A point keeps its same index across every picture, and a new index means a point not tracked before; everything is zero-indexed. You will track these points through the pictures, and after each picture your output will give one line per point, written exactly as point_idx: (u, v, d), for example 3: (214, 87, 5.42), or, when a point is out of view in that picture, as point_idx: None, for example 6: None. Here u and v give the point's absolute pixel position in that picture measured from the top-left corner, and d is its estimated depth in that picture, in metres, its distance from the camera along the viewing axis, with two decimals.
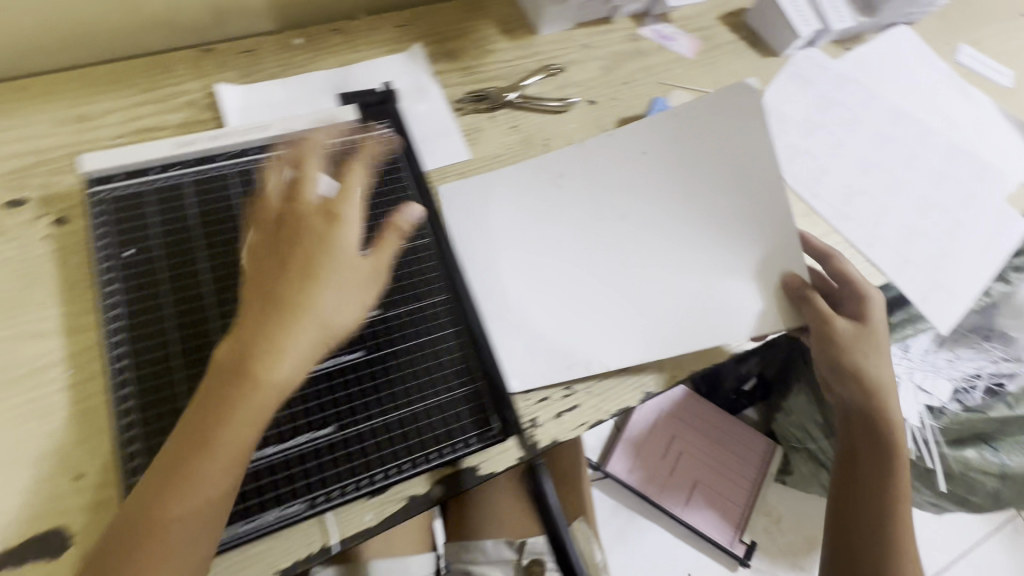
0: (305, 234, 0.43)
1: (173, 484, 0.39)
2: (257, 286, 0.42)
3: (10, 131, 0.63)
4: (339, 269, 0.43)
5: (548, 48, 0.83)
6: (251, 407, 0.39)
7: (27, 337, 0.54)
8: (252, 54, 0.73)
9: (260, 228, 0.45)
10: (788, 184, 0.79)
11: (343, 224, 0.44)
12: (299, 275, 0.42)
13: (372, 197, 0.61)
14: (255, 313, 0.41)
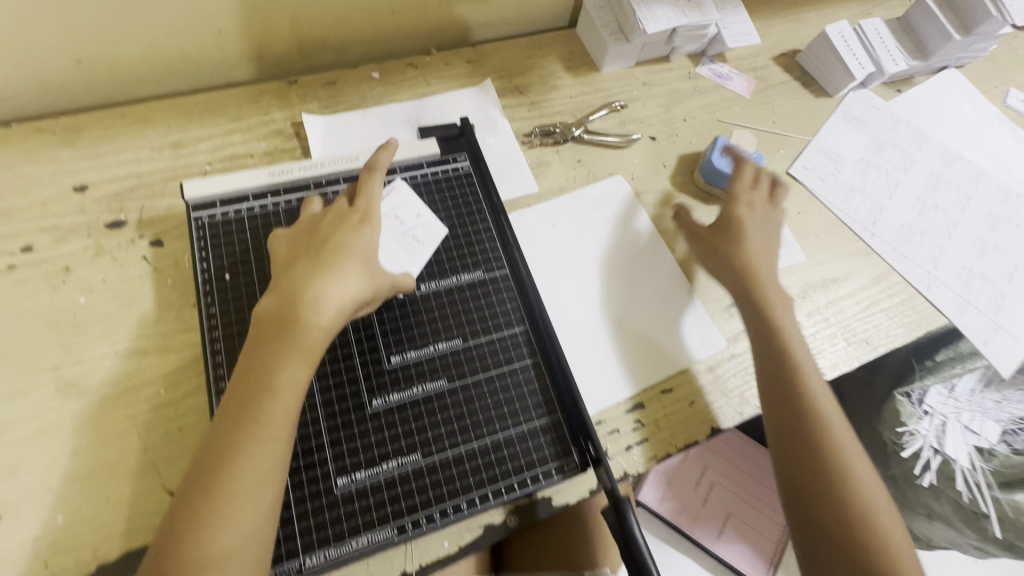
0: (329, 230, 0.52)
1: (240, 427, 0.43)
2: (291, 259, 0.51)
3: (111, 155, 0.67)
4: (346, 243, 0.51)
5: (610, 85, 0.86)
6: (298, 345, 0.46)
7: (125, 354, 0.57)
8: (333, 87, 0.77)
9: (292, 229, 0.54)
10: (846, 223, 0.80)
11: (350, 222, 0.53)
12: (314, 259, 0.50)
13: (453, 228, 0.63)
14: (298, 273, 0.49)
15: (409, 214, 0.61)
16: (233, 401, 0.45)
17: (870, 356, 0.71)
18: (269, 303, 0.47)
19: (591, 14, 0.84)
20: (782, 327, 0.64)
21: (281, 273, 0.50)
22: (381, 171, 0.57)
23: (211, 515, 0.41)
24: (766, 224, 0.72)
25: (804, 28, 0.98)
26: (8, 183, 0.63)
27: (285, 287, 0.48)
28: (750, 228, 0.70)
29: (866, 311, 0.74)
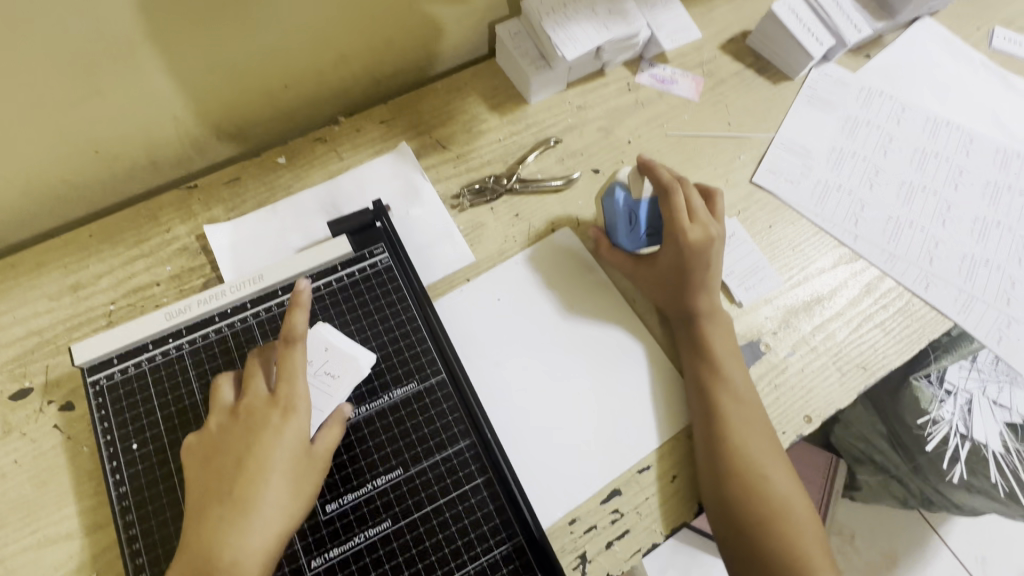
0: (244, 453, 0.44)
1: None
2: (211, 492, 0.43)
3: (7, 313, 0.62)
4: (272, 467, 0.44)
5: (541, 117, 0.78)
6: None
7: (48, 542, 0.53)
8: (236, 184, 0.70)
9: (207, 435, 0.46)
10: (824, 229, 0.72)
11: (267, 438, 0.45)
12: (227, 500, 0.43)
13: (379, 339, 0.57)
14: (217, 515, 0.42)
15: (316, 351, 0.55)
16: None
17: (869, 383, 0.64)
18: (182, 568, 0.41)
19: (505, 43, 0.76)
20: (728, 393, 0.59)
21: (195, 517, 0.43)
22: (298, 341, 0.48)
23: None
24: (711, 269, 0.62)
25: (750, 3, 0.87)
26: None
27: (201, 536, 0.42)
28: (696, 277, 0.62)
29: (857, 331, 0.66)
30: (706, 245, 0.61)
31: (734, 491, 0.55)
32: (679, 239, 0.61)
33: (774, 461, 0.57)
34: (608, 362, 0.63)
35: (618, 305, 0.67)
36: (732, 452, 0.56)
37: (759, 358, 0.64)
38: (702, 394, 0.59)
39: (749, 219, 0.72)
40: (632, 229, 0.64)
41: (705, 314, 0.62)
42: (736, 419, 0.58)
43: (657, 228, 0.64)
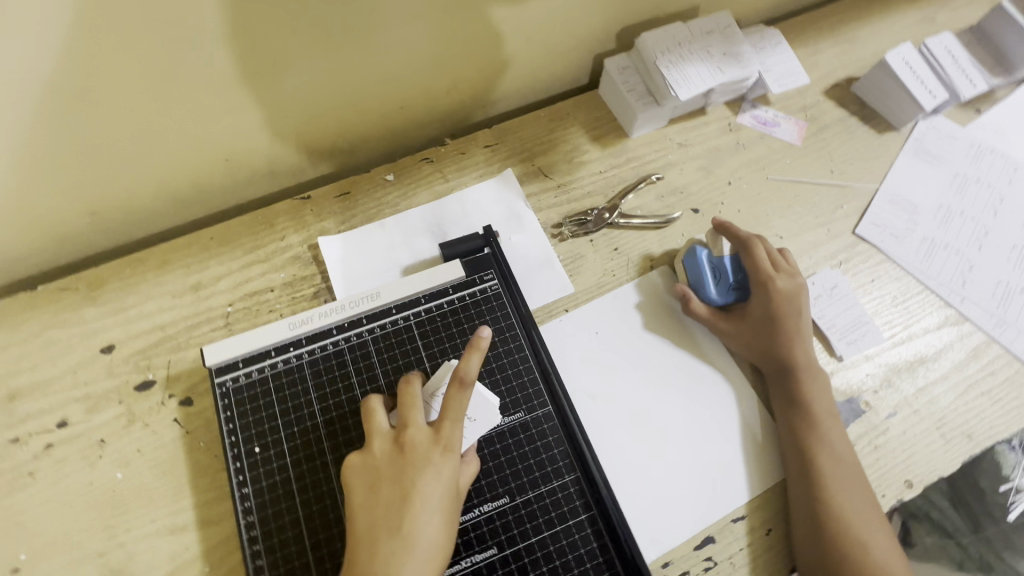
0: (409, 490, 0.45)
1: None
2: (375, 526, 0.44)
3: (134, 306, 0.65)
4: (432, 505, 0.45)
5: (641, 152, 0.78)
6: None
7: (165, 531, 0.55)
8: (347, 197, 0.73)
9: (366, 465, 0.46)
10: (930, 288, 0.70)
11: (429, 477, 0.45)
12: (396, 537, 0.43)
13: (487, 365, 0.58)
14: (385, 551, 0.43)
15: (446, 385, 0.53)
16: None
17: (974, 454, 0.62)
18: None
19: (613, 77, 0.76)
20: (832, 451, 0.58)
21: (363, 545, 0.43)
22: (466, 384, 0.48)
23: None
24: (802, 316, 0.63)
25: (856, 50, 0.87)
26: (39, 350, 0.62)
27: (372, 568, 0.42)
28: (790, 332, 0.62)
29: (963, 397, 0.65)
30: (796, 293, 0.63)
31: (849, 554, 0.54)
32: (771, 287, 0.63)
33: (881, 537, 0.55)
34: (704, 407, 0.63)
35: (715, 349, 0.66)
36: (841, 514, 0.55)
37: (859, 416, 0.63)
38: (807, 456, 0.58)
39: (851, 271, 0.71)
40: (719, 282, 0.66)
41: (803, 377, 0.61)
42: (842, 493, 0.56)
43: (743, 283, 0.66)
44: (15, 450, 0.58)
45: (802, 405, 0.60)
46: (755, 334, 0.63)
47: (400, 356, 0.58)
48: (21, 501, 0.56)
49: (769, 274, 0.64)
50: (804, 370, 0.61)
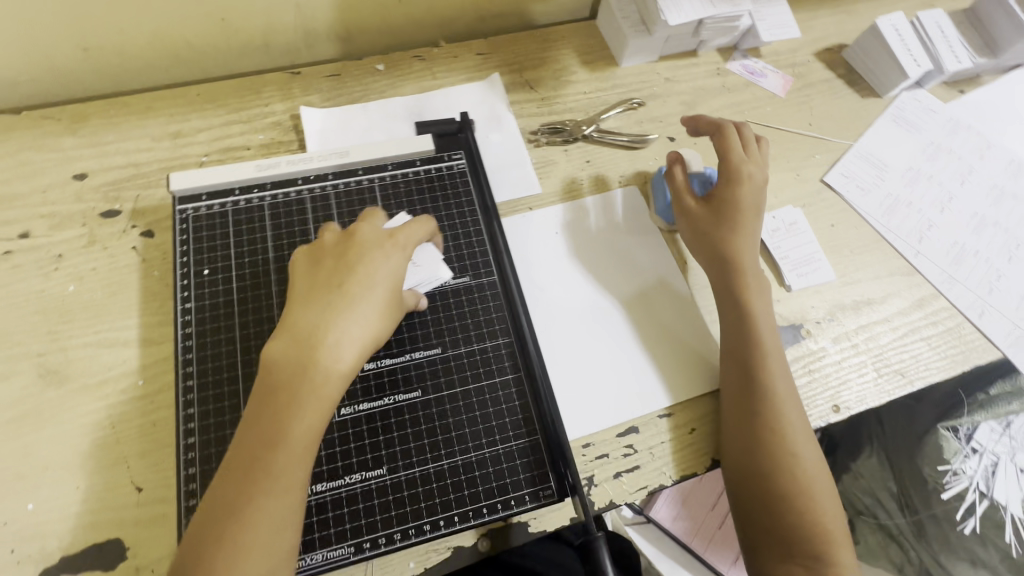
0: (356, 263, 0.46)
1: (252, 470, 0.40)
2: (314, 292, 0.45)
3: (113, 144, 0.67)
4: (375, 278, 0.46)
5: (628, 81, 0.80)
6: (320, 390, 0.42)
7: (106, 344, 0.57)
8: (336, 79, 0.75)
9: (313, 251, 0.48)
10: (887, 239, 0.72)
11: (379, 258, 0.47)
12: (336, 298, 0.45)
13: (441, 231, 0.60)
14: (320, 309, 0.44)
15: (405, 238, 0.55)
16: (245, 445, 0.41)
17: (904, 391, 0.63)
18: (285, 344, 0.43)
19: (610, 5, 0.78)
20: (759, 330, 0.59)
21: (299, 307, 0.44)
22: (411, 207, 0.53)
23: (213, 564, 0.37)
24: (760, 204, 0.64)
25: (853, 20, 0.88)
26: (12, 168, 0.64)
27: (306, 322, 0.44)
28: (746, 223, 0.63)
29: (904, 339, 0.66)
30: (758, 179, 0.64)
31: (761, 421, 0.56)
32: (735, 171, 0.64)
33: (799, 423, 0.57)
34: (648, 310, 0.65)
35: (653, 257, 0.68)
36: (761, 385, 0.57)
37: (798, 341, 0.65)
38: (739, 332, 0.59)
39: (812, 214, 0.73)
40: None
41: (750, 269, 0.62)
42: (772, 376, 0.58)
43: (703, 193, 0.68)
44: None
45: (745, 295, 0.61)
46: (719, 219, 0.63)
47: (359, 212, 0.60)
48: None
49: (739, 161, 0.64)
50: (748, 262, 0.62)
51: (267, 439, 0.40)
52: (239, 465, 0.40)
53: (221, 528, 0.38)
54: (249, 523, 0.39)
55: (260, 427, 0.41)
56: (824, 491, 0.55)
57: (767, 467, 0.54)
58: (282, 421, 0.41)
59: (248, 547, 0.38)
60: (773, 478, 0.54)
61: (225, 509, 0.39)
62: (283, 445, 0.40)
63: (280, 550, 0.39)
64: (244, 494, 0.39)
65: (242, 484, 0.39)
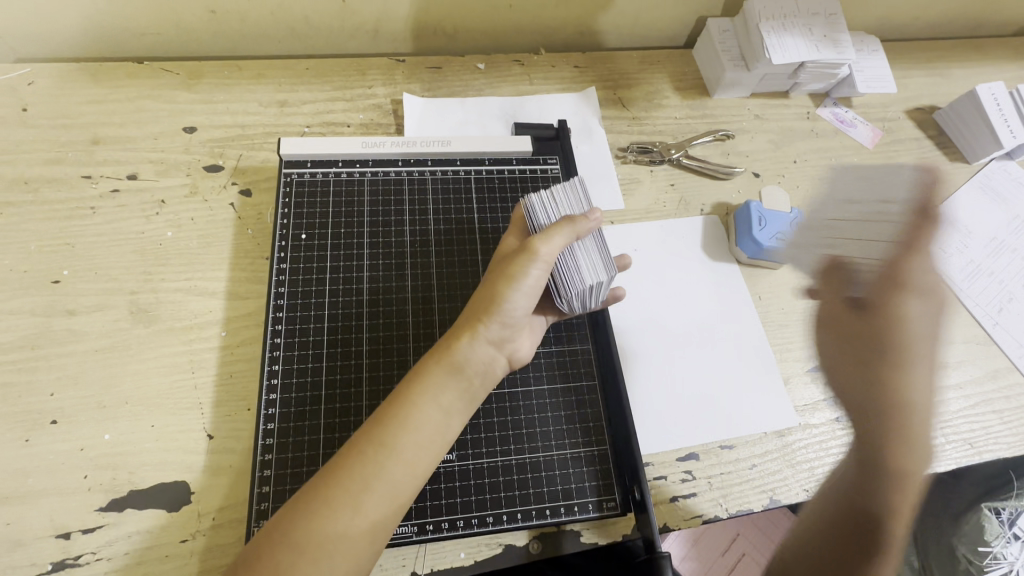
0: (491, 265, 0.48)
1: (380, 461, 0.40)
2: (468, 304, 0.47)
3: (223, 103, 0.70)
4: (503, 262, 0.47)
5: (719, 112, 0.81)
6: (444, 393, 0.43)
7: (196, 292, 0.58)
8: (437, 71, 0.77)
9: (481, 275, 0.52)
10: (966, 306, 0.71)
11: (504, 255, 0.48)
12: (475, 317, 0.45)
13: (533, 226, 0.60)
14: (465, 318, 0.45)
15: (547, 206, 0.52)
16: (374, 432, 0.41)
17: (971, 461, 0.62)
18: (434, 350, 0.45)
19: (712, 36, 0.79)
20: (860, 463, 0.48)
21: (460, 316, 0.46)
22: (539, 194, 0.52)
23: (312, 526, 0.38)
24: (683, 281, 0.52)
25: (948, 84, 0.88)
26: (129, 113, 0.67)
27: (449, 337, 0.45)
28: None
29: (975, 408, 0.65)
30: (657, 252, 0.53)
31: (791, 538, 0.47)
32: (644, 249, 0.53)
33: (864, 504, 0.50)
34: (722, 338, 0.64)
35: (775, 385, 0.62)
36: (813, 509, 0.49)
37: None
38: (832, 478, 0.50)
39: None
40: (760, 232, 0.67)
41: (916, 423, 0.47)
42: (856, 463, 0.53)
43: (784, 235, 0.67)
44: (84, 186, 0.62)
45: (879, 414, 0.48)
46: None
47: (453, 202, 0.62)
48: (79, 227, 0.60)
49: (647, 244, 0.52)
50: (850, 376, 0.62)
51: (397, 433, 0.41)
52: (361, 446, 0.41)
53: (327, 500, 0.39)
54: (360, 502, 0.39)
55: (392, 421, 0.41)
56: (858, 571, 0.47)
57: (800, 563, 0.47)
58: (408, 421, 0.41)
59: (352, 521, 0.39)
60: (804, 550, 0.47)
61: (338, 482, 0.39)
62: (406, 445, 0.41)
63: (381, 535, 0.40)
64: (360, 475, 0.40)
65: (358, 468, 0.40)
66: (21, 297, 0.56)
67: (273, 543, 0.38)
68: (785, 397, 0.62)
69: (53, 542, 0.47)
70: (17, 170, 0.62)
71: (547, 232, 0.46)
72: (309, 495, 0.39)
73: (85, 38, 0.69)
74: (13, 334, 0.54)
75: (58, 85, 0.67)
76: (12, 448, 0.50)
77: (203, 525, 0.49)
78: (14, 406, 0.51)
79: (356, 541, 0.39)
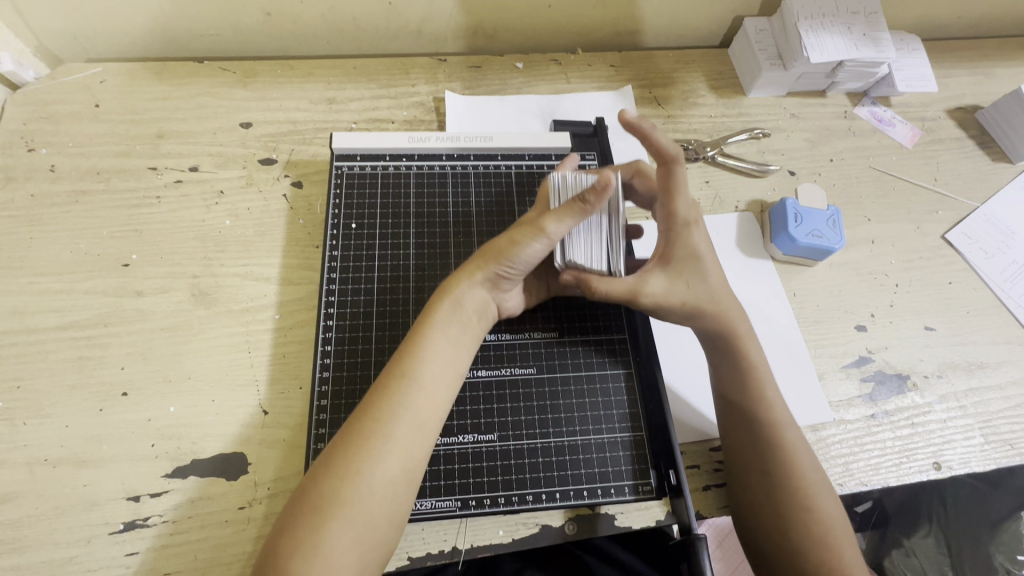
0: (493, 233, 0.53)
1: (399, 389, 0.45)
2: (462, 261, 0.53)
3: (276, 100, 0.73)
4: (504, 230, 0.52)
5: (754, 111, 0.81)
6: (451, 325, 0.49)
7: (252, 277, 0.62)
8: (477, 70, 0.79)
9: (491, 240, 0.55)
10: (1008, 306, 0.70)
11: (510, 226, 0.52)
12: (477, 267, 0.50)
13: None
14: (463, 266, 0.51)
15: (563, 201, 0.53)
16: (393, 367, 0.47)
17: (1012, 462, 0.61)
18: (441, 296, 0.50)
19: (749, 36, 0.79)
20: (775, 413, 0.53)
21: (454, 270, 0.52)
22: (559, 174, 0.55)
23: (351, 460, 0.42)
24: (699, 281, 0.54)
25: (991, 83, 0.87)
26: (190, 109, 0.71)
27: (447, 283, 0.51)
28: (713, 272, 0.55)
29: (1016, 409, 0.64)
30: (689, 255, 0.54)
31: (795, 494, 0.50)
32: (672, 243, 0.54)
33: (824, 483, 0.52)
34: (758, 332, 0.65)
35: (810, 379, 0.63)
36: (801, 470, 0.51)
37: (903, 391, 0.64)
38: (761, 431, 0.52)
39: (930, 269, 0.72)
40: (794, 228, 0.67)
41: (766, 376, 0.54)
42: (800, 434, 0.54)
43: (818, 232, 0.68)
44: (150, 176, 0.66)
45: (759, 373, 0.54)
46: (681, 276, 0.54)
47: (495, 194, 0.64)
48: (146, 215, 0.64)
49: (679, 200, 0.52)
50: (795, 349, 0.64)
51: (411, 364, 0.47)
52: (387, 384, 0.46)
53: (359, 437, 0.43)
54: (389, 431, 0.44)
55: (405, 355, 0.47)
56: (843, 537, 0.50)
57: (788, 517, 0.50)
58: (419, 352, 0.47)
59: (387, 449, 0.43)
60: (784, 513, 0.50)
61: (366, 418, 0.44)
62: (421, 372, 0.46)
63: (411, 465, 0.44)
64: (386, 405, 0.45)
65: (383, 399, 0.45)
66: (95, 278, 0.60)
67: (317, 480, 0.42)
68: (821, 392, 0.63)
69: (124, 504, 0.51)
70: (90, 161, 0.66)
71: (558, 212, 0.49)
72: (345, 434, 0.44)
73: (151, 40, 0.73)
74: (88, 312, 0.58)
75: (126, 84, 0.72)
76: (87, 417, 0.54)
77: (260, 494, 0.53)
78: (89, 377, 0.55)
79: (391, 468, 0.43)
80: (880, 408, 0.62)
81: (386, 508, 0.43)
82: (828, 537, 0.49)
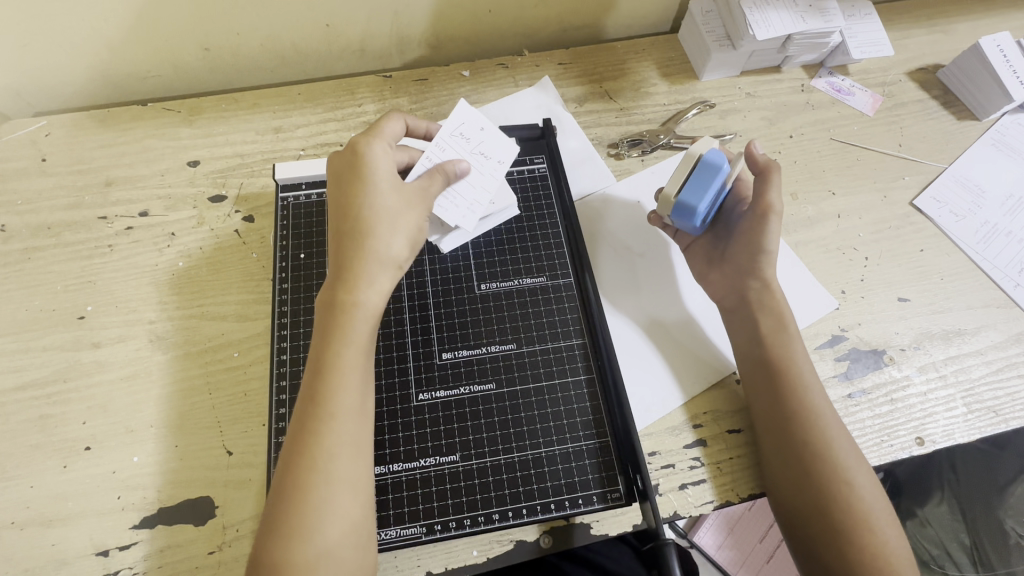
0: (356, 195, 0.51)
1: (318, 420, 0.44)
2: (336, 245, 0.50)
3: (222, 135, 0.73)
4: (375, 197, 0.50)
5: (708, 95, 0.80)
6: (348, 324, 0.47)
7: (208, 317, 0.62)
8: (423, 83, 0.78)
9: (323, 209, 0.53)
10: (983, 267, 0.68)
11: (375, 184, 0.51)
12: (357, 235, 0.49)
13: (530, 251, 0.62)
14: (339, 244, 0.50)
15: (475, 130, 0.59)
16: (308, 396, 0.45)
17: (997, 430, 0.60)
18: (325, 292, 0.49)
19: (695, 19, 0.78)
20: (794, 397, 0.54)
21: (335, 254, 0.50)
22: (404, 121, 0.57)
23: (302, 507, 0.42)
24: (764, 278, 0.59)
25: (950, 40, 0.85)
26: (136, 154, 0.71)
27: (343, 272, 0.49)
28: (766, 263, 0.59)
29: (998, 373, 0.63)
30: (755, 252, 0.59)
31: (829, 486, 0.50)
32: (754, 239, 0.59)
33: (859, 463, 0.51)
34: None
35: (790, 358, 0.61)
36: (829, 452, 0.51)
37: (880, 367, 0.62)
38: (778, 418, 0.54)
39: (900, 238, 0.70)
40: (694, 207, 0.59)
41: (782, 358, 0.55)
42: (806, 411, 0.53)
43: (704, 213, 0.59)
44: (100, 226, 0.66)
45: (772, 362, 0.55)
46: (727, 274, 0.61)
47: None
48: (98, 265, 0.64)
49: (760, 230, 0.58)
50: (777, 290, 0.58)
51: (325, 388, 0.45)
52: (307, 424, 0.44)
53: (293, 490, 0.42)
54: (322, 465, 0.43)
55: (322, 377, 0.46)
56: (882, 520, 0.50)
57: (817, 504, 0.50)
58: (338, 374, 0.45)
59: (335, 482, 0.43)
60: (813, 502, 0.50)
61: (298, 467, 0.43)
62: (341, 401, 0.45)
63: (357, 490, 0.44)
64: (314, 440, 0.43)
65: (308, 436, 0.44)
66: (51, 334, 0.60)
67: (267, 544, 0.41)
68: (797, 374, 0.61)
69: (93, 559, 0.51)
70: (40, 217, 0.66)
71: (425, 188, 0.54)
72: (276, 496, 0.43)
73: (92, 87, 0.73)
74: (47, 369, 0.58)
75: (71, 134, 0.71)
76: (51, 475, 0.54)
77: (229, 536, 0.52)
78: (52, 435, 0.55)
79: (345, 499, 0.43)
80: (857, 387, 0.61)
81: (350, 534, 0.43)
82: (863, 522, 0.49)
